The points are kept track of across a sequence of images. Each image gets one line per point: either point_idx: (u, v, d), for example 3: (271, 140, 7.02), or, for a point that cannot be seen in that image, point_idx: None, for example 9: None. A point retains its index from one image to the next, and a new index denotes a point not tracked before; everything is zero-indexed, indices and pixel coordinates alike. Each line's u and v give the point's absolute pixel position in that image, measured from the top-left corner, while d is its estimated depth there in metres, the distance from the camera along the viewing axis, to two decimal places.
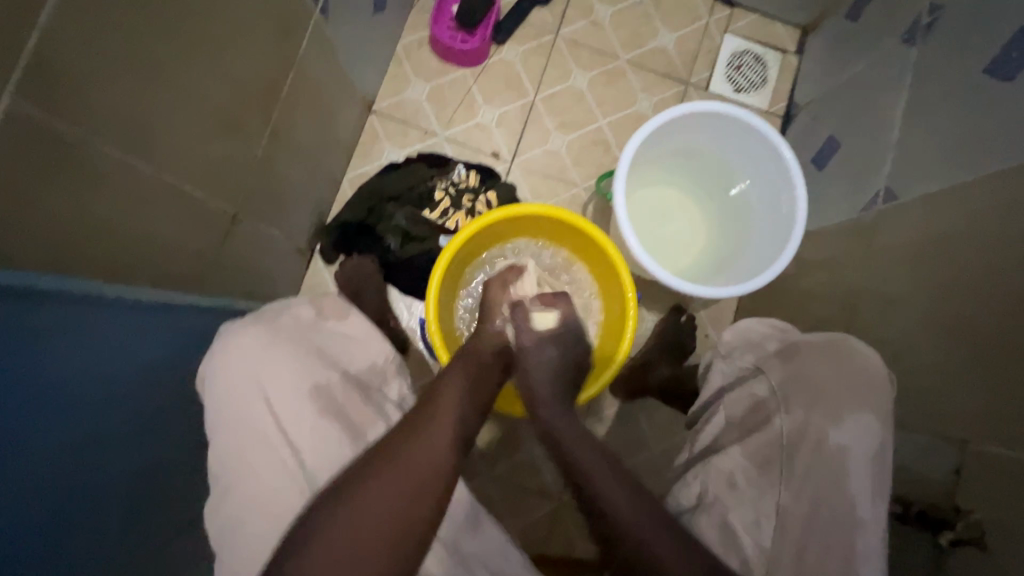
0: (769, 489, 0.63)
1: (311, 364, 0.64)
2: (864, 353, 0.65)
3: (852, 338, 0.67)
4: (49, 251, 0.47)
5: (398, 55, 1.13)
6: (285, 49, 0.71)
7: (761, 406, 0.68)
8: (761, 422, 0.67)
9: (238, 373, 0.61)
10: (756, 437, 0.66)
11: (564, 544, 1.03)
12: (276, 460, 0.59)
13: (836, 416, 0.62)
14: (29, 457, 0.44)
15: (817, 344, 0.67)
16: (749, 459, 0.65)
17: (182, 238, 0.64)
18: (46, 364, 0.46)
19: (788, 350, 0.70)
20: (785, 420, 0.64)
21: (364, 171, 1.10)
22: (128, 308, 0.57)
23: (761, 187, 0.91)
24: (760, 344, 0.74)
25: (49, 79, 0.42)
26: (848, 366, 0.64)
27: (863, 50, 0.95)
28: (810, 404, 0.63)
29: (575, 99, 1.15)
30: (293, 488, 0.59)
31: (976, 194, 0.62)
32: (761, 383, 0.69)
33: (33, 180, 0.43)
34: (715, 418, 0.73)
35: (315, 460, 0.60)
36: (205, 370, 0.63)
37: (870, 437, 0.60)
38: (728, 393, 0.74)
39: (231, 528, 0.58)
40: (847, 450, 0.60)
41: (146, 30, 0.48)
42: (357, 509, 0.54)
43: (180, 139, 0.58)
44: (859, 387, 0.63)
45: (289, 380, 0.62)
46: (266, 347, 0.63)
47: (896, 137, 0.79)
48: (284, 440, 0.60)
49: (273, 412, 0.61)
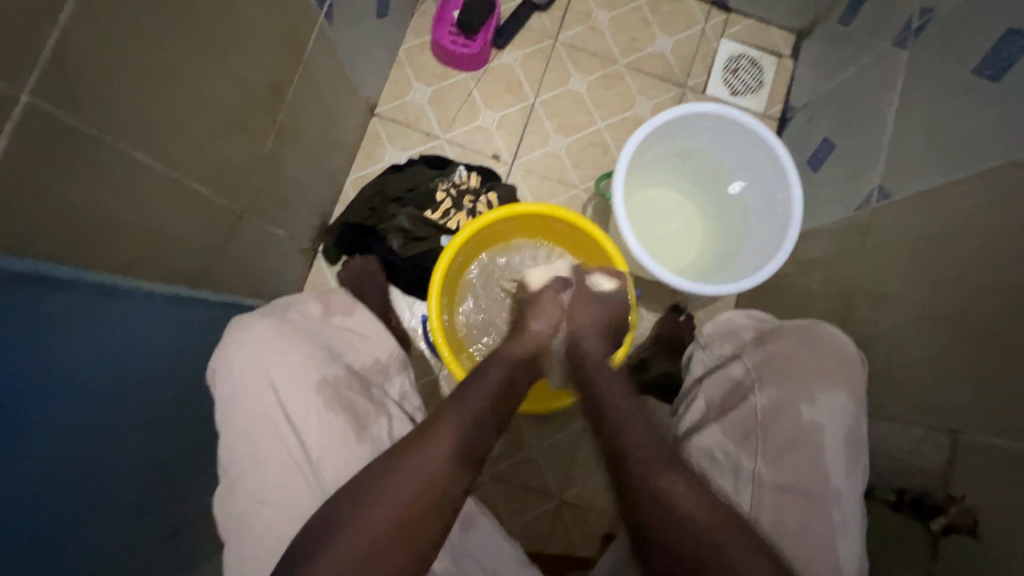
0: (746, 460, 0.64)
1: (319, 358, 0.65)
2: (836, 336, 0.67)
3: (823, 323, 0.68)
4: (61, 244, 0.48)
5: (400, 59, 1.15)
6: (291, 52, 0.73)
7: (738, 388, 0.69)
8: (738, 402, 0.68)
9: (247, 363, 0.63)
10: (732, 416, 0.67)
11: (564, 542, 1.04)
12: (285, 451, 0.60)
13: (809, 394, 0.63)
14: (40, 445, 0.46)
15: (792, 330, 0.69)
16: (727, 436, 0.66)
17: (189, 236, 0.65)
18: (58, 354, 0.48)
19: (762, 338, 0.72)
20: (761, 398, 0.66)
21: (366, 173, 1.12)
22: (138, 301, 0.58)
23: (758, 187, 0.93)
24: (739, 333, 0.76)
25: (66, 78, 0.43)
26: (823, 349, 0.66)
27: (857, 53, 0.97)
28: (781, 382, 0.65)
29: (574, 102, 1.17)
30: (302, 477, 0.60)
31: (965, 191, 0.64)
32: (736, 366, 0.71)
33: (49, 175, 0.45)
34: (694, 401, 0.73)
35: (323, 451, 0.61)
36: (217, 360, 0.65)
37: (846, 418, 0.62)
38: (706, 379, 0.74)
39: (243, 517, 0.59)
40: (823, 427, 0.62)
41: (158, 32, 0.50)
42: (368, 518, 0.55)
43: (189, 138, 0.60)
44: (836, 368, 0.64)
45: (300, 373, 0.63)
46: (276, 340, 0.64)
47: (889, 137, 0.81)
48: (292, 430, 0.61)
49: (282, 404, 0.62)
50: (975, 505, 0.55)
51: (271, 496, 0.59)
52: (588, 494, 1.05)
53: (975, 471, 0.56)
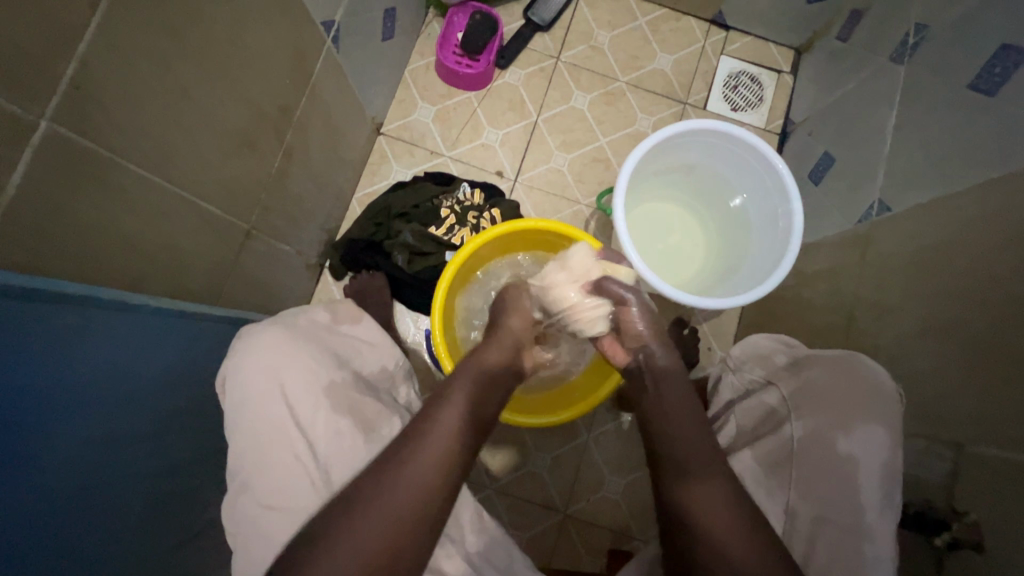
0: (779, 489, 0.63)
1: (324, 363, 0.67)
2: (871, 367, 0.66)
3: (858, 355, 0.68)
4: (73, 263, 0.50)
5: (405, 79, 1.18)
6: (300, 74, 0.75)
7: (772, 416, 0.69)
8: (771, 430, 0.68)
9: (259, 367, 0.64)
10: (766, 443, 0.67)
11: (571, 558, 1.03)
12: (296, 454, 0.61)
13: (845, 425, 0.62)
14: (51, 458, 0.47)
15: (828, 358, 0.69)
16: (759, 464, 0.66)
17: (199, 251, 0.67)
18: (73, 367, 0.49)
19: (798, 364, 0.72)
20: (796, 428, 0.65)
21: (372, 190, 1.14)
22: (147, 316, 0.59)
23: (759, 201, 0.94)
24: (770, 358, 0.76)
25: (83, 104, 0.45)
26: (854, 376, 0.65)
27: (855, 68, 0.98)
28: (815, 411, 0.65)
29: (576, 119, 1.19)
30: (307, 476, 0.61)
31: (964, 203, 0.64)
32: (772, 394, 0.71)
33: (66, 193, 0.47)
34: (726, 427, 0.74)
35: (331, 450, 0.62)
36: (223, 370, 0.65)
37: (879, 450, 0.60)
38: (737, 404, 0.75)
39: (254, 522, 0.59)
40: (856, 459, 0.60)
41: (173, 58, 0.52)
42: (360, 526, 0.52)
43: (200, 156, 0.62)
44: (868, 399, 0.63)
45: (307, 376, 0.65)
46: (285, 346, 0.66)
47: (887, 150, 0.82)
48: (300, 430, 0.62)
49: (293, 407, 0.63)
50: (978, 519, 0.54)
51: (284, 497, 0.59)
52: (594, 509, 1.05)
53: (980, 485, 0.55)
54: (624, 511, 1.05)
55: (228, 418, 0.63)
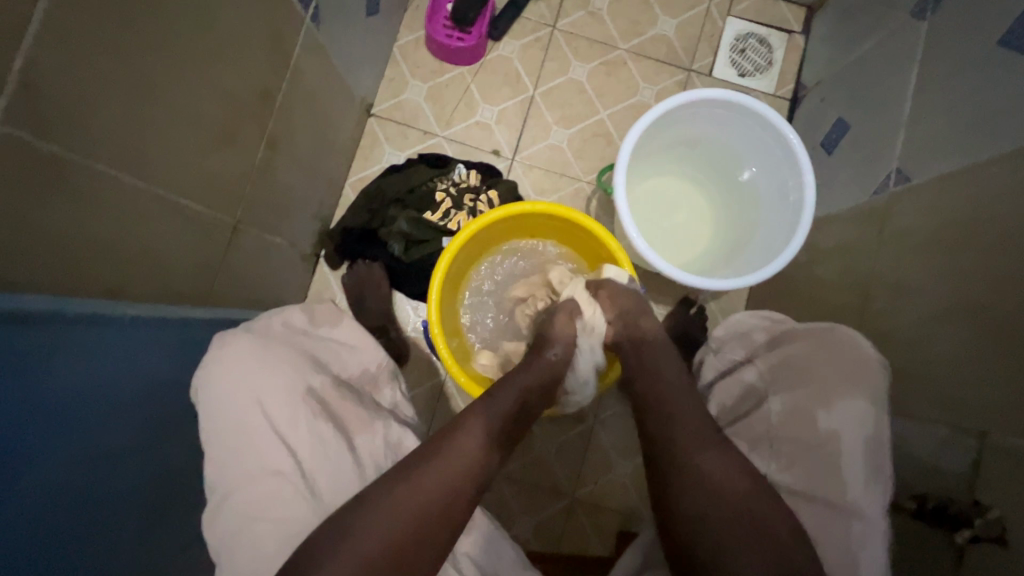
0: (761, 466, 0.62)
1: (303, 367, 0.66)
2: (856, 339, 0.64)
3: (839, 328, 0.66)
4: (41, 273, 0.48)
5: (394, 56, 1.13)
6: (278, 58, 0.71)
7: (753, 394, 0.68)
8: (753, 408, 0.67)
9: (235, 375, 0.62)
10: (747, 422, 0.66)
11: (580, 542, 1.03)
12: (277, 467, 0.60)
13: (825, 400, 0.61)
14: (36, 476, 0.46)
15: (809, 333, 0.67)
16: (745, 446, 0.65)
17: (182, 252, 0.65)
18: (49, 383, 0.48)
19: (778, 342, 0.70)
20: (775, 403, 0.64)
21: (365, 175, 1.11)
22: (125, 325, 0.57)
23: (768, 175, 0.89)
24: (750, 335, 0.74)
25: (37, 105, 0.42)
26: (839, 355, 0.63)
27: (873, 25, 0.91)
28: (794, 386, 0.64)
29: (575, 91, 1.13)
30: (289, 488, 0.60)
31: (993, 172, 0.60)
32: (751, 371, 0.70)
33: (29, 202, 0.44)
34: (706, 407, 0.73)
35: (316, 463, 0.62)
36: (195, 380, 0.63)
37: (859, 421, 0.58)
38: (717, 383, 0.73)
39: (236, 532, 0.58)
40: (839, 434, 0.58)
41: (136, 48, 0.49)
42: (415, 495, 0.56)
43: (175, 152, 0.58)
44: (850, 373, 0.61)
45: (287, 384, 0.63)
46: (262, 352, 0.64)
47: (907, 116, 0.77)
48: (279, 440, 0.61)
49: (269, 417, 0.62)
50: (1003, 514, 0.52)
51: (268, 514, 0.58)
52: (602, 492, 1.04)
53: (1006, 476, 0.53)
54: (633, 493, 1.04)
55: (202, 428, 0.62)
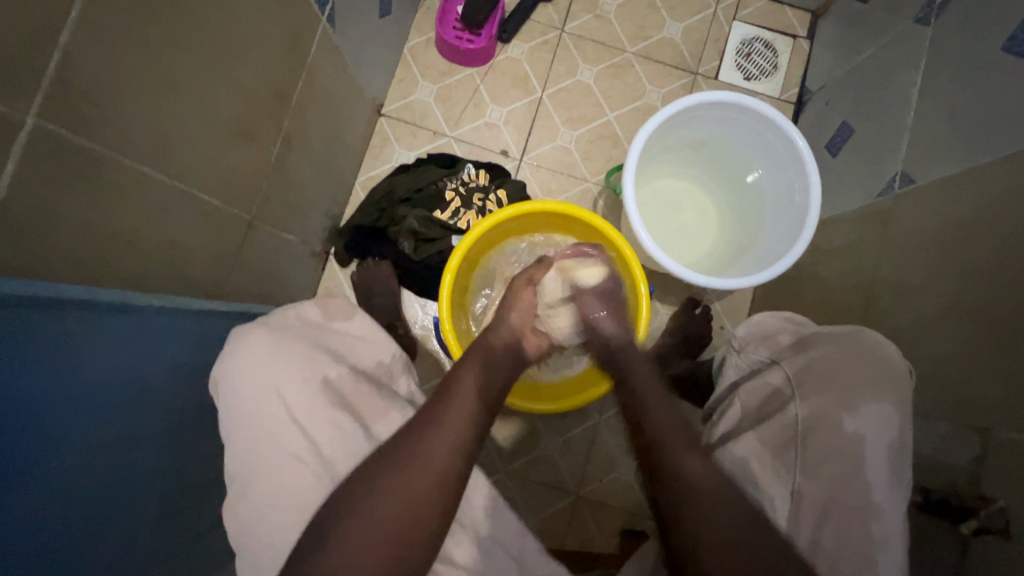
0: (784, 472, 0.62)
1: (321, 359, 0.67)
2: (880, 343, 0.65)
3: (866, 332, 0.67)
4: (70, 263, 0.49)
5: (405, 57, 1.14)
6: (295, 56, 0.72)
7: (778, 396, 0.68)
8: (775, 409, 0.66)
9: (253, 366, 0.64)
10: (772, 423, 0.65)
11: (585, 539, 1.04)
12: (297, 453, 0.61)
13: (850, 404, 0.61)
14: (61, 460, 0.47)
15: (833, 336, 0.68)
16: (764, 447, 0.65)
17: (200, 246, 0.66)
18: (75, 371, 0.49)
19: (801, 344, 0.71)
20: (800, 408, 0.64)
21: (375, 174, 1.12)
22: (150, 315, 0.58)
23: (774, 177, 0.90)
24: (774, 337, 0.75)
25: (71, 98, 0.44)
26: (859, 355, 0.64)
27: (878, 30, 0.93)
28: (819, 390, 0.64)
29: (582, 93, 1.15)
30: (309, 477, 0.61)
31: (995, 174, 0.61)
32: (776, 372, 0.69)
33: (61, 193, 0.46)
34: (730, 411, 0.72)
35: (335, 451, 0.62)
36: (216, 373, 0.65)
37: (884, 424, 0.60)
38: (741, 385, 0.73)
39: (258, 519, 0.59)
40: (864, 437, 0.59)
41: (163, 44, 0.50)
42: (386, 486, 0.56)
43: (197, 147, 0.60)
44: (878, 378, 0.62)
45: (305, 374, 0.65)
46: (280, 345, 0.66)
47: (910, 120, 0.78)
48: (299, 429, 0.62)
49: (289, 407, 0.63)
50: (1006, 508, 0.53)
51: (292, 501, 0.60)
52: (607, 490, 1.05)
53: (1009, 471, 0.54)
54: (637, 491, 1.05)
55: (222, 419, 0.63)
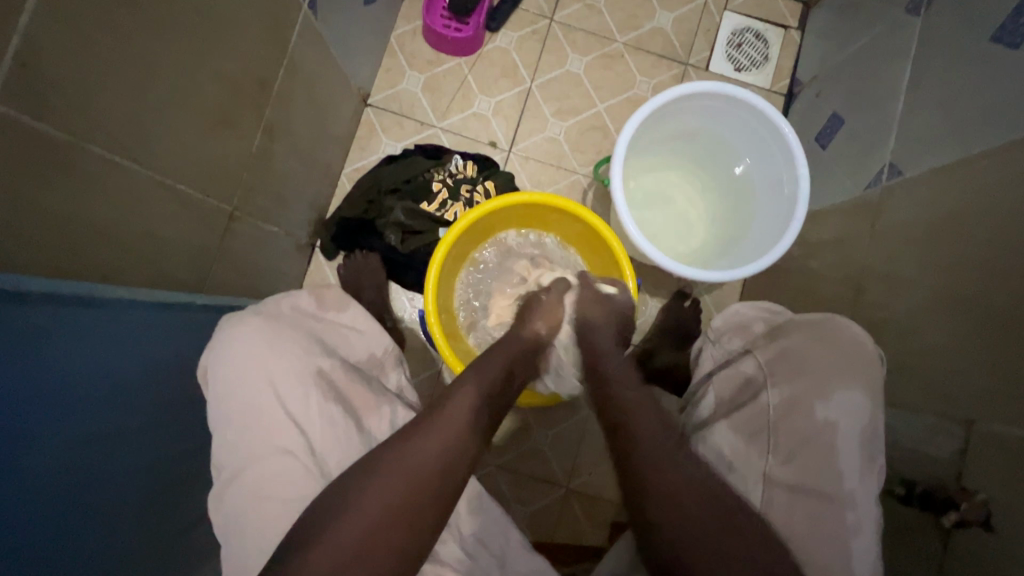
0: (757, 457, 0.62)
1: (314, 350, 0.66)
2: (849, 327, 0.65)
3: (835, 317, 0.66)
4: (40, 257, 0.48)
5: (392, 46, 1.12)
6: (275, 43, 0.70)
7: (750, 384, 0.67)
8: (748, 399, 0.66)
9: (253, 355, 0.63)
10: (742, 412, 0.65)
11: (575, 531, 1.04)
12: (289, 447, 0.60)
13: (823, 391, 0.61)
14: (33, 458, 0.46)
15: (806, 324, 0.67)
16: (737, 435, 0.64)
17: (179, 238, 0.65)
18: (45, 366, 0.47)
19: (775, 332, 0.70)
20: (773, 396, 0.63)
21: (361, 165, 1.10)
22: (122, 309, 0.57)
23: (763, 169, 0.90)
24: (749, 327, 0.75)
25: (34, 84, 0.42)
26: (835, 343, 0.63)
27: (869, 20, 0.92)
28: (794, 379, 0.63)
29: (572, 84, 1.13)
30: (300, 469, 0.60)
31: (983, 165, 0.61)
32: (748, 361, 0.69)
33: (27, 181, 0.44)
34: (704, 399, 0.72)
35: (328, 445, 0.62)
36: (206, 361, 0.64)
37: (859, 413, 0.59)
38: (716, 374, 0.73)
39: (243, 515, 0.58)
40: (836, 424, 0.59)
41: (133, 29, 0.48)
42: (363, 502, 0.55)
43: (173, 137, 0.58)
44: (850, 363, 0.62)
45: (297, 366, 0.63)
46: (270, 335, 0.64)
47: (900, 111, 0.77)
48: (292, 421, 0.61)
49: (282, 399, 0.62)
50: (989, 498, 0.53)
51: (281, 490, 0.59)
52: (596, 482, 1.05)
53: (991, 462, 0.54)
54: None
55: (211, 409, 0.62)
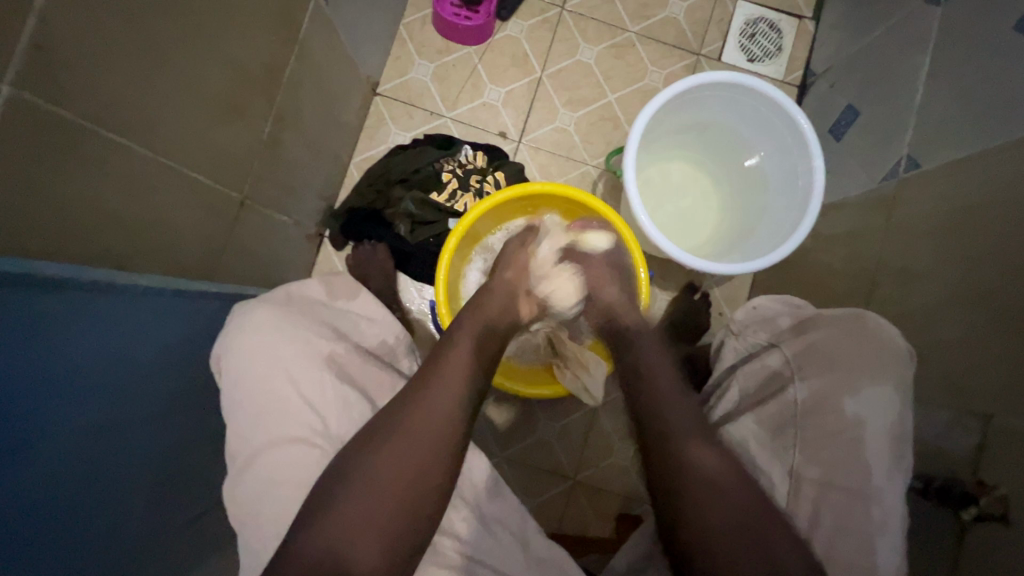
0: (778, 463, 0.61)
1: (325, 335, 0.66)
2: (884, 327, 0.63)
3: (866, 314, 0.66)
4: (54, 242, 0.48)
5: (401, 34, 1.11)
6: (286, 28, 0.69)
7: (777, 378, 0.67)
8: (775, 393, 0.66)
9: (256, 342, 0.63)
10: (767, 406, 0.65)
11: (581, 524, 1.04)
12: (305, 433, 0.60)
13: (851, 387, 0.60)
14: (50, 443, 0.46)
15: (834, 318, 0.67)
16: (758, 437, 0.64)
17: (189, 226, 0.64)
18: (60, 353, 0.47)
19: (802, 326, 0.70)
20: (800, 389, 0.64)
21: (370, 155, 1.10)
22: (136, 296, 0.57)
23: (776, 159, 0.89)
24: (773, 321, 0.74)
25: (48, 66, 0.42)
26: (864, 339, 0.63)
27: (888, 9, 0.90)
28: (820, 374, 0.63)
29: (583, 73, 1.12)
30: (314, 452, 0.59)
31: (1002, 156, 0.60)
32: (775, 355, 0.69)
33: (42, 166, 0.44)
34: (727, 392, 0.72)
35: (342, 425, 0.61)
36: (218, 348, 0.64)
37: (881, 411, 0.58)
38: (740, 366, 0.72)
39: (254, 505, 0.58)
40: (862, 422, 0.58)
41: (145, 12, 0.48)
42: (355, 496, 0.53)
43: (185, 123, 0.58)
44: (875, 360, 0.61)
45: (308, 350, 0.63)
46: (281, 320, 0.65)
47: (918, 101, 0.76)
48: (303, 403, 0.61)
49: (296, 381, 0.62)
50: (1008, 494, 0.52)
51: (292, 477, 0.58)
52: (604, 475, 1.05)
53: (1010, 457, 0.53)
54: (635, 477, 1.05)
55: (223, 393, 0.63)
